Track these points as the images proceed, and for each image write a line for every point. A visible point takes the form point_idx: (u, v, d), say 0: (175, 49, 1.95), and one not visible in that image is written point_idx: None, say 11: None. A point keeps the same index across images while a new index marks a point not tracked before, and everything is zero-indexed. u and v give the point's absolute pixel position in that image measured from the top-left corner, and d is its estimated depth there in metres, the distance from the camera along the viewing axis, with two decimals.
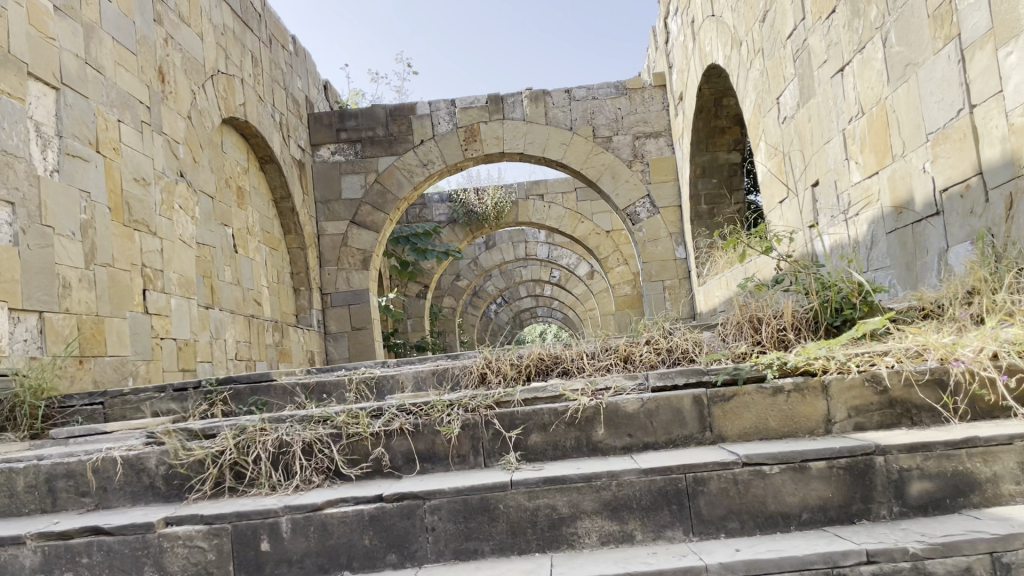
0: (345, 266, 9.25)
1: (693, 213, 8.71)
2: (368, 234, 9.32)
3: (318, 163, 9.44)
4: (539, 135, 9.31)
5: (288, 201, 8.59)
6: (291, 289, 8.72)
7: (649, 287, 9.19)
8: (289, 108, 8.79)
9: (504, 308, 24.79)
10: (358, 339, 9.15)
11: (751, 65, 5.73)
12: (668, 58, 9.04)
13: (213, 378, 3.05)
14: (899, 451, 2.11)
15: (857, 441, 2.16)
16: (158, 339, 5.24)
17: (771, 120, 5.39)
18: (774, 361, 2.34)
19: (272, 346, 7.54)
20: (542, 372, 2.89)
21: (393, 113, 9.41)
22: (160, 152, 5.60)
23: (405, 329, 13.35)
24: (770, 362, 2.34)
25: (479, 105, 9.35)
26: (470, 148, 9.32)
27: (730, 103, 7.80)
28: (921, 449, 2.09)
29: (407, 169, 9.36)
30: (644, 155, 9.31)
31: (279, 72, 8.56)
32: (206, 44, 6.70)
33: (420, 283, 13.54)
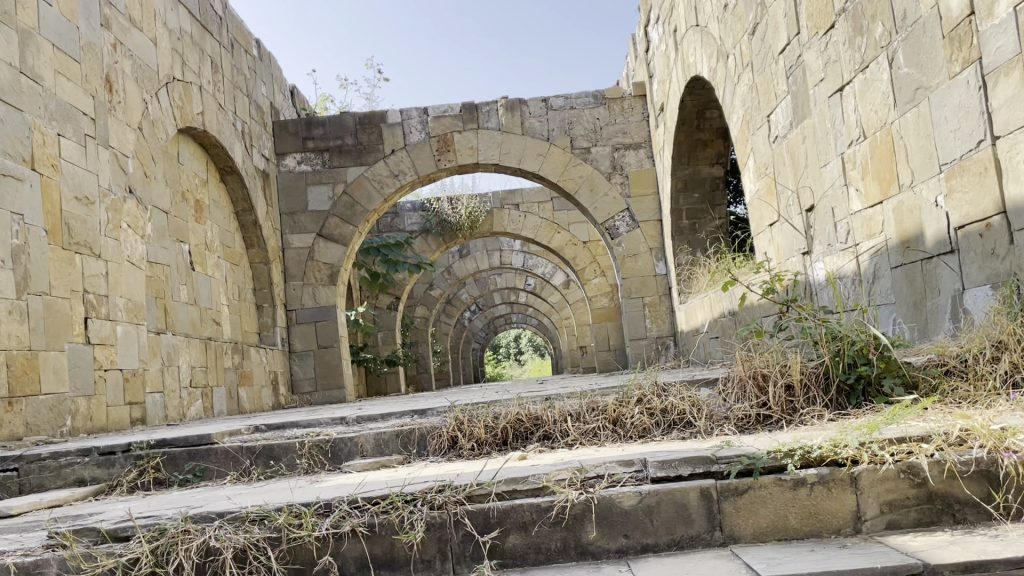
0: (311, 281, 8.86)
1: (673, 228, 8.43)
2: (336, 248, 8.93)
3: (284, 173, 9.04)
4: (515, 146, 8.99)
5: (250, 214, 8.18)
6: (253, 306, 8.31)
7: (628, 304, 8.91)
8: (253, 115, 8.39)
9: (478, 315, 24.50)
10: (326, 358, 8.76)
11: (739, 79, 5.45)
12: (648, 68, 8.77)
13: (145, 439, 2.67)
14: (952, 570, 1.66)
15: (900, 556, 1.72)
16: (101, 371, 4.86)
17: (760, 139, 5.12)
18: (795, 449, 2.04)
19: (232, 368, 7.13)
20: (521, 436, 2.56)
21: (363, 121, 9.04)
22: (106, 167, 5.20)
23: (376, 342, 12.96)
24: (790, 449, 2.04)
25: (452, 114, 9.02)
26: (443, 158, 8.99)
27: (713, 116, 7.54)
28: (979, 568, 1.65)
29: (377, 181, 8.99)
30: (623, 167, 9.01)
31: (242, 78, 8.16)
32: (160, 50, 6.30)
33: (392, 294, 13.17)
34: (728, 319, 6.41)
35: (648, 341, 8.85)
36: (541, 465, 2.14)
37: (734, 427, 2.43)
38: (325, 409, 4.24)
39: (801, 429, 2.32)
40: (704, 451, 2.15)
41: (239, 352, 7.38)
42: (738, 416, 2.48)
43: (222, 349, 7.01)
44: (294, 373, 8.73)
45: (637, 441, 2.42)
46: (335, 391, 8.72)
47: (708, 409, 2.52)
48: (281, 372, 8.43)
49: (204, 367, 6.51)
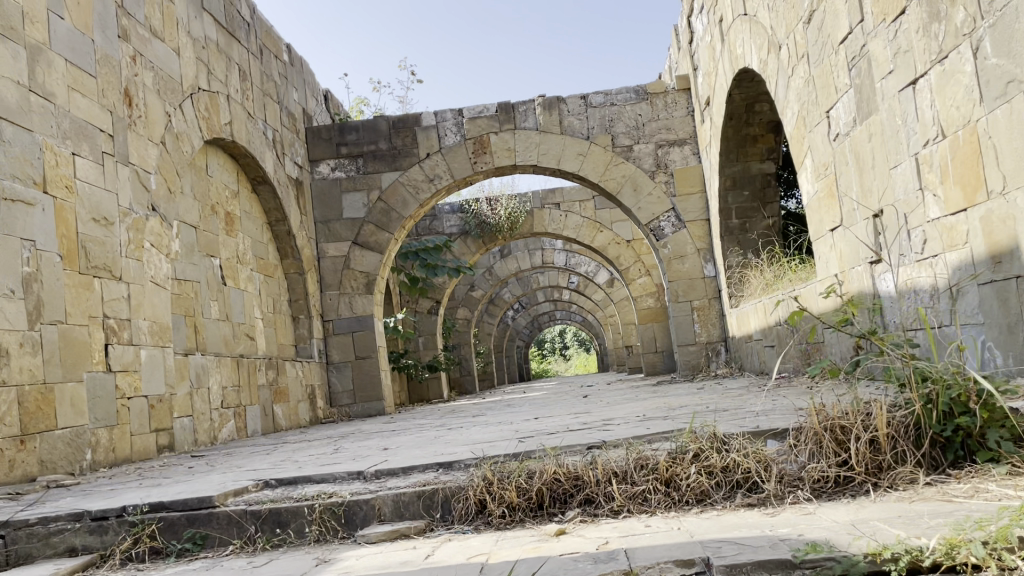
0: (347, 290, 8.64)
1: (722, 228, 8.00)
2: (372, 256, 8.70)
3: (318, 180, 8.82)
4: (554, 146, 8.64)
5: (283, 224, 7.97)
6: (289, 318, 8.11)
7: (675, 308, 8.50)
8: (284, 122, 8.18)
9: (522, 314, 24.21)
10: (364, 369, 8.52)
11: (793, 71, 5.03)
12: (692, 59, 8.35)
13: (141, 504, 2.41)
14: None
15: None
16: (124, 400, 4.67)
17: (819, 136, 4.70)
18: (891, 555, 1.46)
19: (266, 385, 6.92)
20: (560, 498, 2.24)
21: (397, 125, 8.79)
22: (126, 184, 5.00)
23: (416, 347, 12.74)
24: (882, 555, 1.47)
25: (488, 115, 8.73)
26: (480, 161, 8.71)
27: (763, 109, 7.12)
28: None
29: (413, 185, 8.73)
30: (668, 164, 8.60)
31: (272, 85, 7.96)
32: (184, 60, 6.11)
33: (431, 299, 12.93)
34: (784, 328, 6.00)
35: (697, 347, 8.43)
36: (581, 557, 1.72)
37: (808, 491, 2.08)
38: (353, 445, 3.96)
39: (891, 498, 1.95)
40: (761, 553, 1.57)
41: (274, 368, 7.18)
42: (813, 477, 2.12)
43: (256, 365, 6.80)
44: (332, 385, 8.50)
45: (695, 508, 2.08)
46: (374, 404, 8.48)
47: (778, 467, 2.17)
48: (318, 385, 8.22)
49: (237, 387, 6.31)
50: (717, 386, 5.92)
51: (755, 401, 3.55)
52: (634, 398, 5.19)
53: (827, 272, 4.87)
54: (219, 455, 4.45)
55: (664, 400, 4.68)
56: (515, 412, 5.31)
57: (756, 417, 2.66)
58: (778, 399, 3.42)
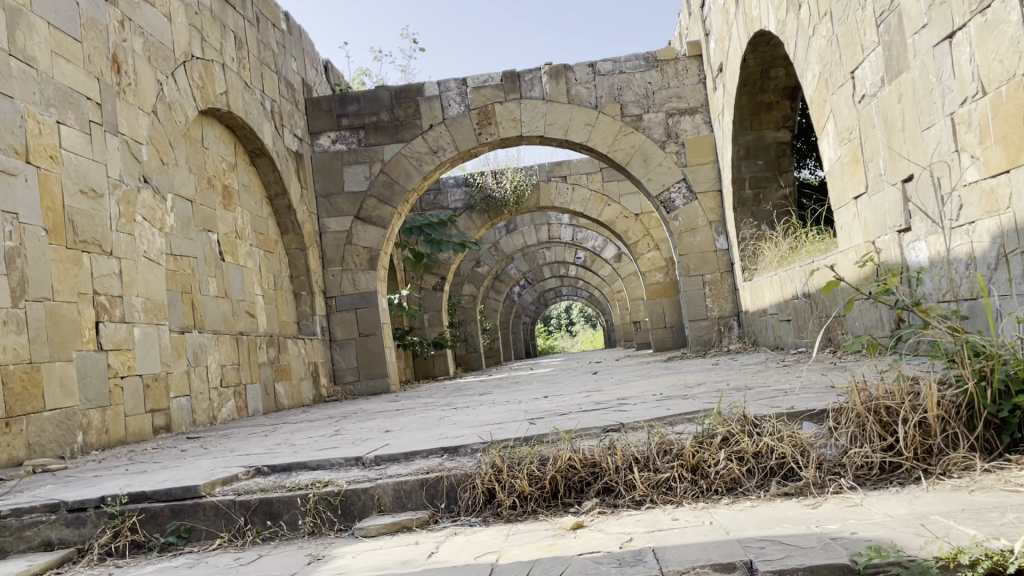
0: (350, 266, 8.43)
1: (735, 199, 7.75)
2: (374, 230, 8.49)
3: (318, 153, 8.59)
4: (561, 115, 8.39)
5: (283, 198, 7.76)
6: (291, 294, 7.92)
7: (686, 282, 8.28)
8: (282, 93, 7.94)
9: (528, 290, 24.00)
10: (367, 346, 8.34)
11: (814, 31, 4.78)
12: (704, 24, 8.07)
13: (121, 494, 2.22)
14: None
15: None
16: (117, 379, 4.49)
17: (842, 99, 4.46)
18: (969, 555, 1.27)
19: (267, 363, 6.74)
20: (575, 488, 2.04)
21: (399, 96, 8.54)
22: (116, 155, 4.79)
23: (422, 324, 12.55)
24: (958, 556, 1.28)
25: (493, 84, 8.48)
26: (484, 132, 8.47)
27: (778, 75, 6.86)
28: None
29: (416, 157, 8.50)
30: (679, 134, 8.34)
31: (270, 54, 7.71)
32: (176, 26, 5.87)
33: (437, 275, 12.72)
34: (802, 301, 5.78)
35: (709, 322, 8.22)
36: (603, 559, 1.52)
37: (851, 479, 1.88)
38: (354, 426, 3.78)
39: (946, 488, 1.75)
40: (814, 553, 1.39)
41: (276, 346, 7.00)
42: (855, 463, 1.93)
43: (256, 343, 6.62)
44: (335, 363, 8.32)
45: (725, 499, 1.89)
46: (378, 382, 8.31)
47: (816, 452, 1.97)
48: (322, 363, 8.04)
49: (237, 365, 6.14)
50: (732, 362, 5.71)
51: (779, 379, 3.34)
52: (646, 376, 4.99)
53: (850, 243, 4.65)
54: (215, 437, 4.27)
55: (680, 377, 4.48)
56: (523, 390, 5.12)
57: (790, 396, 2.45)
58: (805, 377, 3.22)
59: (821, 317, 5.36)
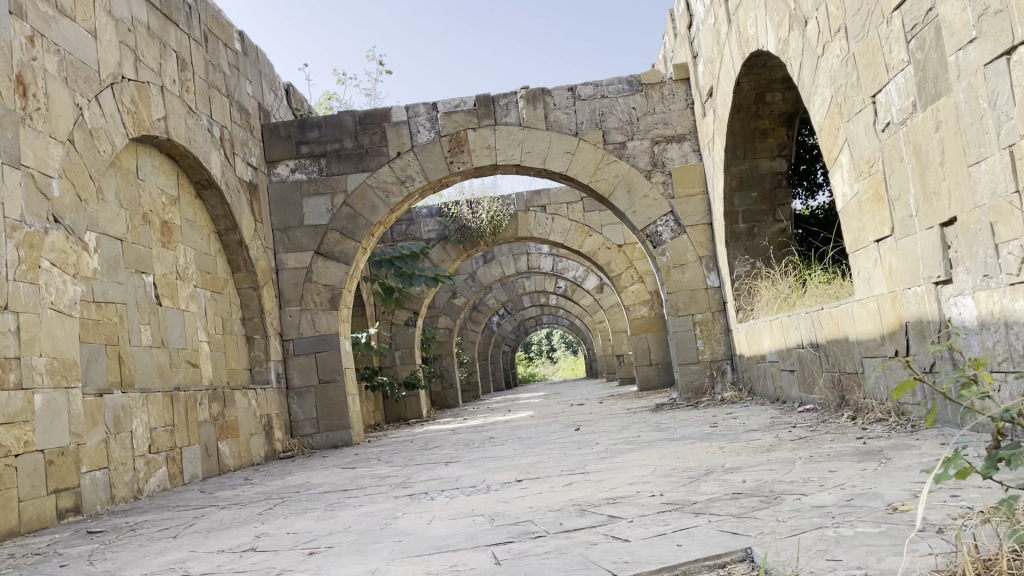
0: (309, 306, 7.71)
1: (727, 234, 7.12)
2: (336, 267, 7.80)
3: (275, 183, 7.90)
4: (539, 142, 7.78)
5: (234, 233, 7.06)
6: (242, 339, 7.18)
7: (675, 323, 7.62)
8: (234, 118, 7.27)
9: (508, 319, 23.30)
10: (328, 394, 7.61)
11: (823, 50, 4.20)
12: (691, 46, 7.52)
13: None
14: None
15: None
16: (8, 459, 3.76)
17: (860, 126, 3.86)
18: None
19: (210, 421, 5.99)
20: None
21: (364, 122, 7.92)
22: (16, 192, 4.09)
23: (392, 362, 11.80)
24: None
25: (466, 109, 7.88)
26: (456, 160, 7.84)
27: (775, 99, 6.35)
28: None
29: (382, 188, 7.85)
30: (666, 163, 7.75)
31: (220, 75, 7.05)
32: (103, 44, 5.20)
33: (409, 309, 12.01)
34: (810, 351, 5.15)
35: (700, 366, 7.55)
36: None
37: None
38: (280, 528, 3.05)
39: None
40: None
41: (222, 399, 6.26)
42: None
43: (196, 399, 5.88)
44: (292, 413, 7.56)
45: None
46: (340, 433, 7.58)
47: None
48: (276, 414, 7.29)
49: (169, 427, 5.40)
50: (732, 422, 5.05)
51: (808, 474, 2.67)
52: (638, 445, 4.29)
53: (870, 291, 4.03)
54: (120, 532, 3.53)
55: (678, 452, 3.80)
56: (495, 461, 4.41)
57: (853, 537, 1.81)
58: (842, 475, 2.56)
59: (832, 370, 4.73)
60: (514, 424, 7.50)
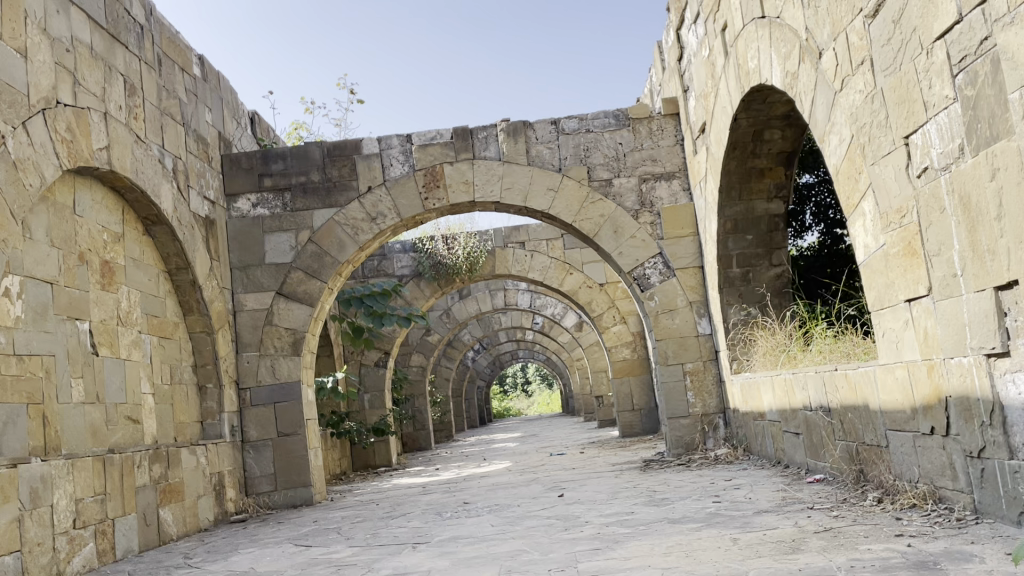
0: (269, 351, 7.11)
1: (721, 279, 6.64)
2: (299, 309, 7.22)
3: (235, 219, 7.33)
4: (520, 178, 7.30)
5: (186, 272, 6.47)
6: (193, 388, 6.55)
7: (664, 373, 7.10)
8: (190, 148, 6.72)
9: (483, 354, 22.69)
10: (287, 448, 6.98)
11: (842, 85, 3.77)
12: (681, 79, 7.12)
13: None
14: None
15: None
16: None
17: (889, 170, 3.40)
18: None
19: (149, 485, 5.36)
20: None
21: (333, 153, 7.39)
22: None
23: (361, 406, 11.14)
24: None
25: (442, 142, 7.39)
26: (431, 196, 7.33)
27: (773, 137, 5.93)
28: None
29: (350, 224, 7.30)
30: (654, 202, 7.30)
31: (176, 102, 6.51)
32: (35, 65, 4.64)
33: (380, 349, 11.40)
34: (820, 415, 4.63)
35: (691, 421, 7.02)
36: None
37: None
38: None
39: None
40: None
41: (165, 459, 5.63)
42: None
43: (133, 461, 5.25)
44: (248, 469, 6.93)
45: None
46: (300, 491, 6.95)
47: None
48: (229, 471, 6.64)
49: (99, 496, 4.78)
50: (735, 495, 4.51)
51: None
52: (633, 529, 3.74)
53: (899, 355, 3.53)
54: None
55: (683, 546, 3.25)
56: (469, 546, 3.85)
57: None
58: None
59: (849, 439, 4.20)
60: (490, 482, 6.91)
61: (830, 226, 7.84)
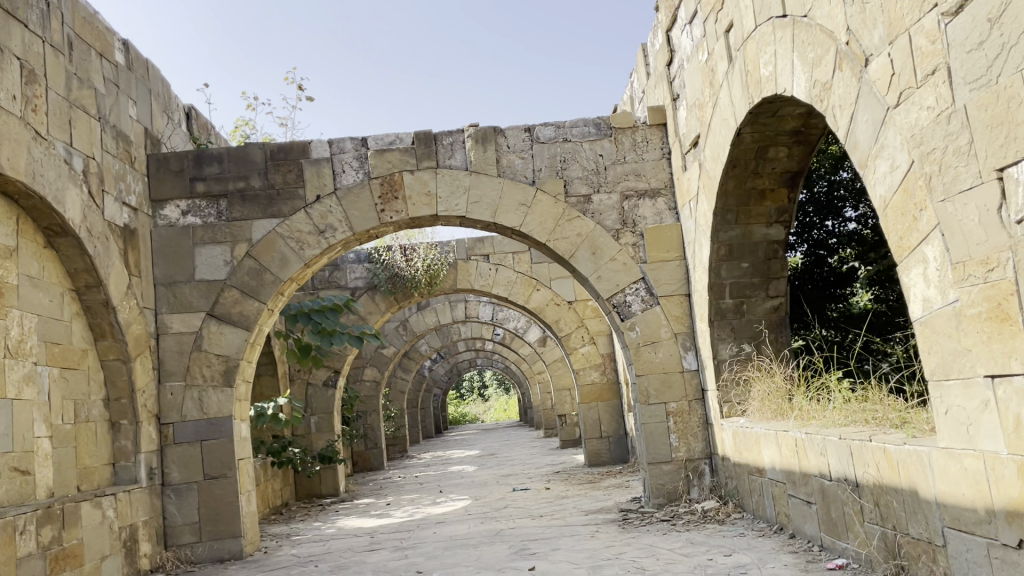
0: (196, 381, 6.20)
1: (712, 311, 5.92)
2: (233, 333, 6.31)
3: (162, 228, 6.41)
4: (488, 190, 6.50)
5: (97, 291, 5.53)
6: (103, 426, 5.63)
7: (645, 413, 6.34)
8: (107, 146, 5.79)
9: (440, 363, 21.85)
10: (215, 493, 6.09)
11: (898, 100, 3.05)
12: (671, 86, 6.38)
13: None
14: None
15: None
16: None
17: (971, 210, 2.69)
18: None
19: (35, 554, 4.43)
20: None
21: (276, 156, 6.50)
22: None
23: (307, 430, 10.19)
24: None
25: (402, 147, 6.55)
26: (388, 209, 6.48)
27: (780, 155, 5.23)
28: None
29: (294, 237, 6.42)
30: (637, 222, 6.56)
31: (90, 90, 5.59)
32: None
33: (329, 367, 10.47)
34: (843, 488, 3.90)
35: (674, 467, 6.27)
36: None
37: None
38: None
39: None
40: None
41: (59, 519, 4.70)
42: None
43: (16, 527, 4.31)
44: (168, 518, 6.02)
45: None
46: (227, 543, 6.03)
47: None
48: (144, 522, 5.72)
49: None
50: None
51: None
52: None
53: (970, 441, 2.83)
54: None
55: None
56: None
57: None
58: None
59: (887, 527, 3.49)
60: (447, 535, 6.07)
61: (814, 247, 7.23)
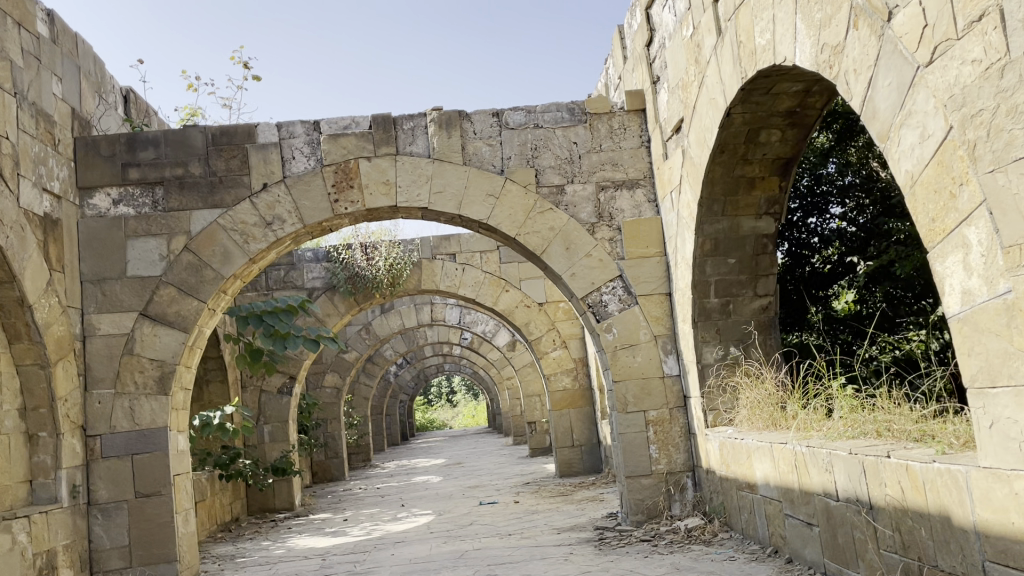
0: (127, 389, 5.58)
1: (696, 311, 5.44)
2: (169, 335, 5.69)
3: (90, 218, 5.80)
4: (453, 179, 5.97)
5: (11, 288, 4.84)
6: (18, 439, 5.00)
7: (622, 422, 5.85)
8: (25, 124, 5.16)
9: (406, 369, 21.20)
10: (147, 513, 5.48)
11: (933, 56, 2.57)
12: (651, 69, 5.92)
13: None
14: None
15: None
16: None
17: None
18: None
19: None
20: None
21: (219, 140, 5.92)
22: None
23: (260, 440, 9.56)
24: None
25: (358, 131, 6.00)
26: (343, 198, 5.92)
27: (772, 138, 4.78)
28: None
29: (239, 230, 5.84)
30: (613, 215, 6.07)
31: (4, 60, 4.95)
32: None
33: (284, 373, 9.84)
34: (853, 510, 3.43)
35: (653, 481, 5.79)
36: None
37: None
38: None
39: None
40: None
41: None
42: None
43: None
44: (94, 541, 5.39)
45: None
46: (160, 569, 5.41)
47: None
48: (65, 547, 5.08)
49: None
50: None
51: None
52: None
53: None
54: None
55: None
56: None
57: None
58: None
59: (911, 557, 3.02)
60: (406, 558, 5.52)
61: (795, 247, 6.77)
